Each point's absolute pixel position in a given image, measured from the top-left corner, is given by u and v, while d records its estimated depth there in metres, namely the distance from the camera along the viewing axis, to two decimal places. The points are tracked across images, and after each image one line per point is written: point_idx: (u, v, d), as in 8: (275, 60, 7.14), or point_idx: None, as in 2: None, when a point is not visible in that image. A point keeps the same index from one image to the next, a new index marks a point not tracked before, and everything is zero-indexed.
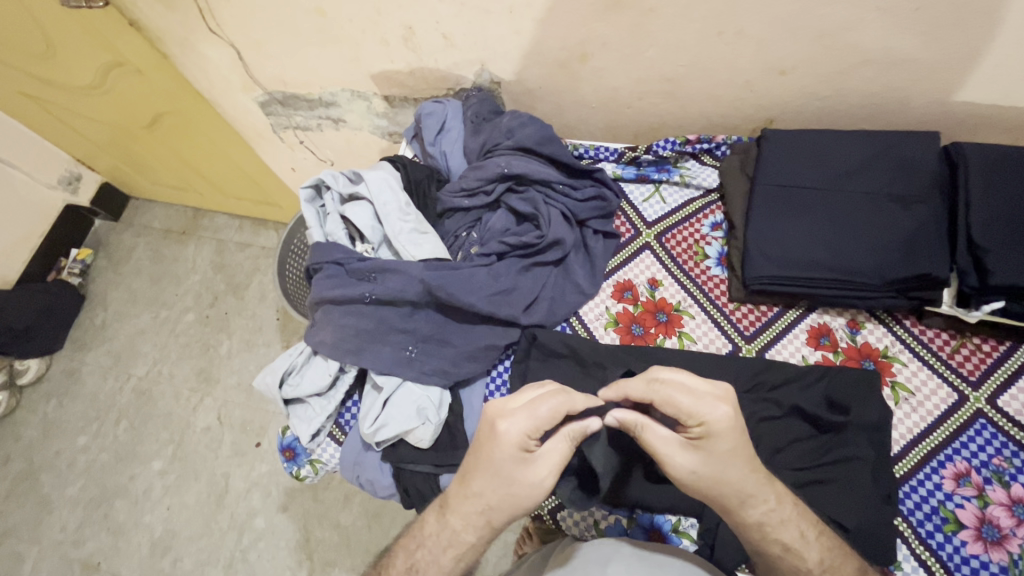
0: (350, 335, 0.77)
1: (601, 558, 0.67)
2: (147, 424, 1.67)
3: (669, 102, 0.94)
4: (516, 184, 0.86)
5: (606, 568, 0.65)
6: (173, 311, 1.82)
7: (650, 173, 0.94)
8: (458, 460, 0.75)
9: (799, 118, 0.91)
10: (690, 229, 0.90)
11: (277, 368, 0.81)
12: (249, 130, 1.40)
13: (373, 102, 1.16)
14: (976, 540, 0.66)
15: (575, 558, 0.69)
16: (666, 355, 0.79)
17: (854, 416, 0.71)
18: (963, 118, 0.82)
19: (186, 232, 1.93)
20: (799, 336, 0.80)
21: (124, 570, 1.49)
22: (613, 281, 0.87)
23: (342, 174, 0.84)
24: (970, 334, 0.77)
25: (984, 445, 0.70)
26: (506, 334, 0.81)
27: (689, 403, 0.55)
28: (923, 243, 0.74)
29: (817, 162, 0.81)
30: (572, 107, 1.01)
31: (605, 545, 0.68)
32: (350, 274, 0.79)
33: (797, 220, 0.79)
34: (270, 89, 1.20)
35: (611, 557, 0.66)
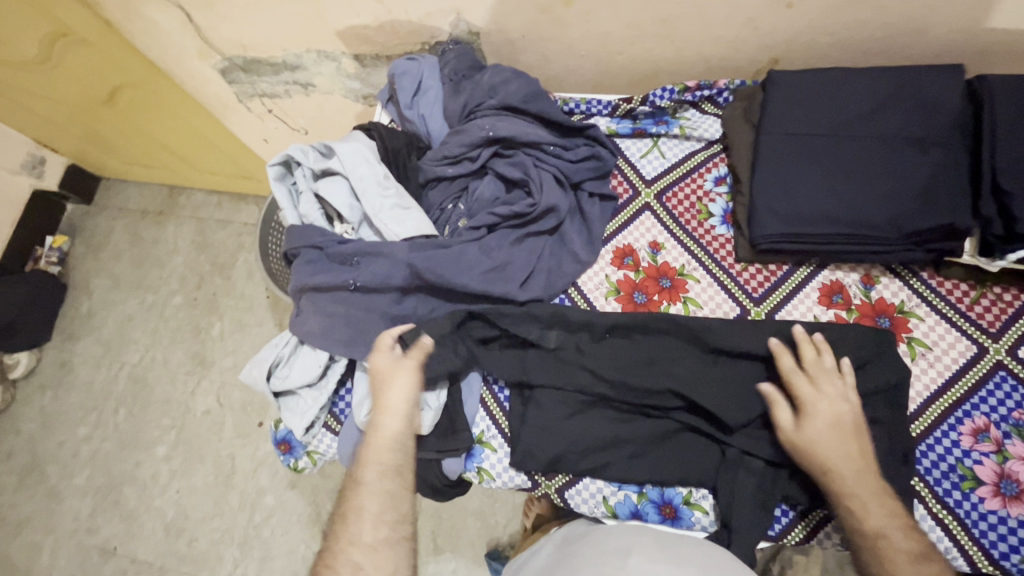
0: (339, 325, 0.73)
1: (622, 547, 0.63)
2: (146, 410, 1.65)
3: (664, 47, 0.86)
4: (502, 148, 0.79)
5: (627, 560, 0.61)
6: (159, 295, 1.76)
7: (647, 127, 0.86)
8: (460, 446, 0.72)
9: (805, 56, 0.84)
10: (692, 185, 0.83)
11: (263, 360, 0.77)
12: (214, 101, 1.30)
13: (343, 63, 1.07)
14: (995, 496, 0.65)
15: (594, 549, 0.66)
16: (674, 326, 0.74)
17: (849, 416, 0.65)
18: (986, 47, 0.75)
19: (163, 212, 1.84)
20: (811, 295, 0.76)
21: (141, 553, 1.51)
22: (612, 247, 0.81)
23: (312, 148, 0.76)
24: (991, 283, 0.73)
25: (1003, 399, 0.68)
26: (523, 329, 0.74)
27: (833, 377, 0.67)
28: (943, 188, 0.69)
29: (828, 105, 0.74)
30: (559, 57, 0.92)
31: (625, 537, 0.65)
32: (330, 259, 0.73)
33: (807, 171, 0.73)
34: (228, 55, 1.10)
35: (630, 549, 0.63)
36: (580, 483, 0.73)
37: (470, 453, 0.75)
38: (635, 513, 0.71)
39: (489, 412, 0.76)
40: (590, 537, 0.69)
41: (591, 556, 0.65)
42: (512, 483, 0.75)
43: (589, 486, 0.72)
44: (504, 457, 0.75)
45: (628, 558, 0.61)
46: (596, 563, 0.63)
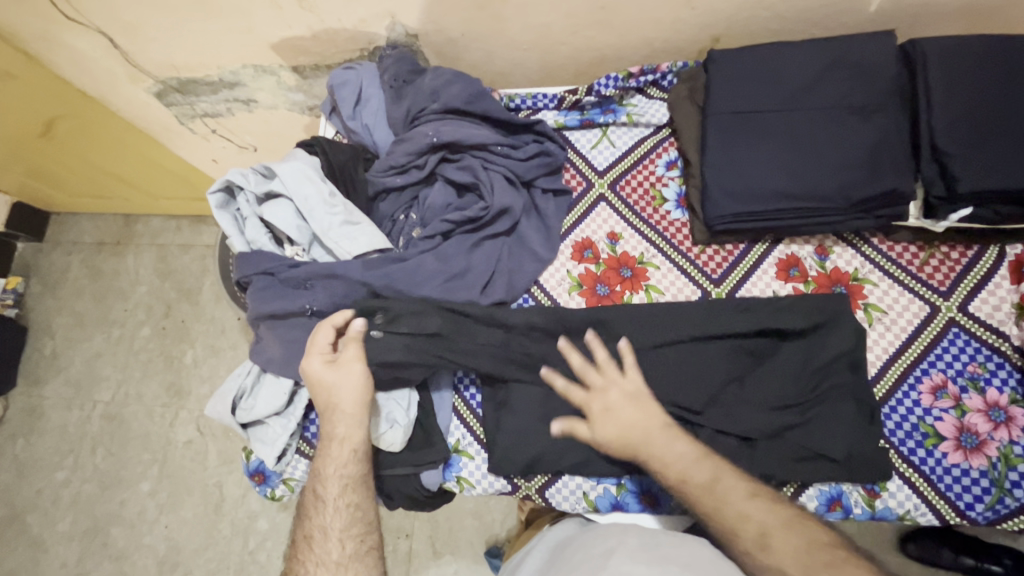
0: (301, 350, 0.72)
1: (607, 548, 0.63)
2: (125, 447, 1.60)
3: (606, 33, 0.86)
4: (449, 152, 0.77)
5: (610, 560, 0.61)
6: (126, 327, 1.71)
7: (595, 117, 0.85)
8: (437, 457, 0.72)
9: (745, 32, 0.84)
10: (644, 171, 0.83)
11: (226, 393, 0.74)
12: (154, 125, 1.25)
13: (283, 76, 1.03)
14: (957, 450, 0.67)
15: (584, 552, 0.65)
16: (634, 318, 0.73)
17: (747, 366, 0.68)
18: (916, 10, 0.76)
19: (120, 241, 1.78)
20: (768, 271, 0.77)
21: None
22: (571, 241, 0.81)
23: (253, 171, 0.73)
24: (939, 243, 0.74)
25: (958, 354, 0.70)
26: (470, 339, 0.71)
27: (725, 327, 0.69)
28: (885, 155, 0.70)
29: (768, 81, 0.75)
30: (502, 52, 0.91)
31: (611, 538, 0.65)
32: (284, 283, 0.71)
33: (754, 148, 0.74)
34: (162, 77, 1.06)
35: (614, 550, 0.62)
36: (559, 481, 0.73)
37: (448, 463, 0.75)
38: (615, 504, 0.71)
39: (463, 419, 0.76)
40: (584, 540, 0.68)
41: (580, 559, 0.64)
42: (493, 489, 0.74)
43: (568, 483, 0.73)
44: (482, 463, 0.74)
45: (611, 558, 0.61)
46: (580, 565, 0.63)
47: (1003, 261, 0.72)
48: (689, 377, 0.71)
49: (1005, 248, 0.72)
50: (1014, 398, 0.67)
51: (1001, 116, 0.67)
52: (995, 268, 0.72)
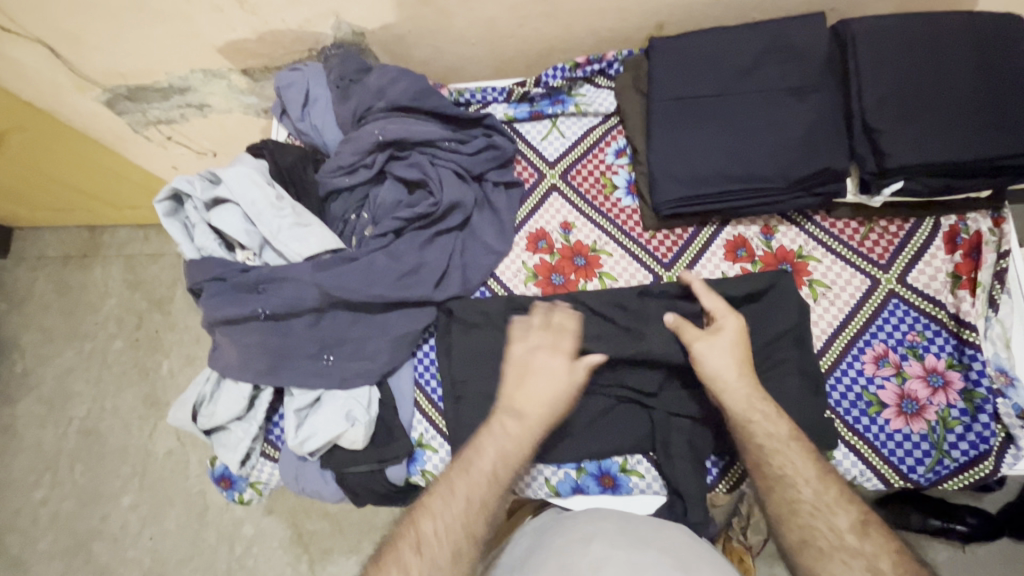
0: (257, 355, 0.72)
1: (586, 534, 0.64)
2: (104, 462, 1.59)
3: (551, 24, 0.86)
4: (397, 150, 0.77)
5: (589, 547, 0.62)
6: (98, 341, 1.68)
7: (544, 108, 0.86)
8: (399, 451, 0.74)
9: (687, 18, 0.85)
10: (593, 161, 0.84)
11: (187, 401, 0.75)
12: (108, 135, 1.23)
13: (234, 80, 1.02)
14: (898, 416, 0.69)
15: (560, 536, 0.65)
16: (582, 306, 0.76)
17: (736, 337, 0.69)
18: None
19: (87, 254, 1.74)
20: (716, 253, 0.79)
21: None
22: (525, 232, 0.82)
23: (198, 177, 0.73)
24: (877, 218, 0.76)
25: (897, 324, 0.72)
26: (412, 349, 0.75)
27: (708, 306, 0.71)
28: (820, 134, 0.72)
29: (708, 67, 0.76)
30: (451, 47, 0.91)
31: (589, 524, 0.66)
32: (235, 288, 0.71)
33: (696, 133, 0.75)
34: (109, 86, 1.04)
35: (593, 535, 0.63)
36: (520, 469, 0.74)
37: (411, 457, 0.76)
38: (576, 488, 0.73)
39: (424, 414, 0.77)
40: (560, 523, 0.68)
41: (554, 542, 0.65)
42: None
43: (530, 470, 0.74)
44: (445, 456, 0.75)
45: (590, 544, 0.62)
46: (557, 548, 0.63)
47: (938, 231, 0.75)
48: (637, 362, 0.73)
49: (940, 219, 0.75)
50: (950, 362, 0.70)
51: (927, 93, 0.69)
52: (931, 239, 0.74)
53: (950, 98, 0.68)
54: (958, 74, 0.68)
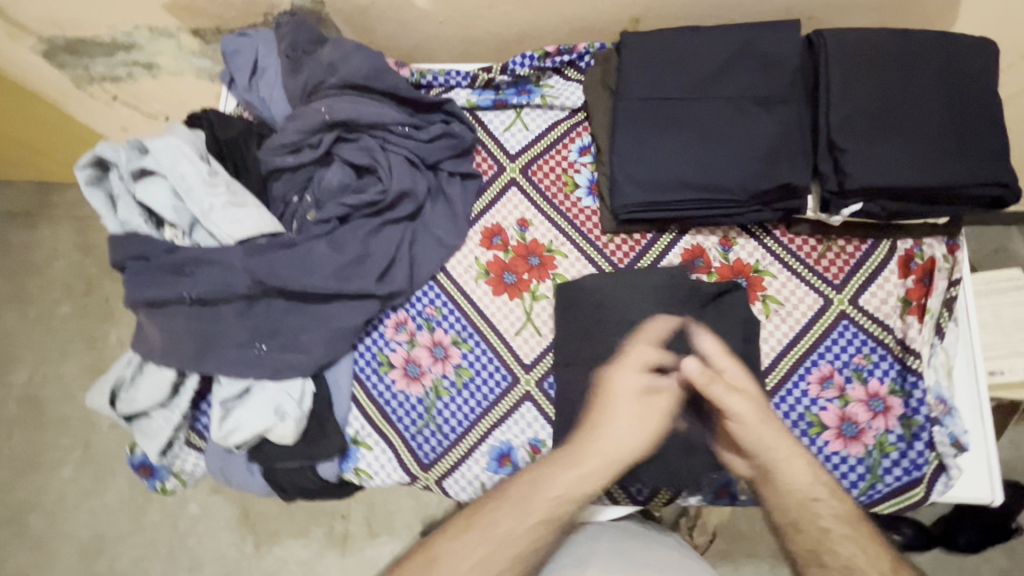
0: (182, 340, 0.68)
1: (580, 557, 0.69)
2: (43, 432, 1.43)
3: (525, 10, 0.82)
4: (346, 131, 0.73)
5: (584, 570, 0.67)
6: (42, 306, 1.51)
7: (508, 98, 0.82)
8: (331, 449, 0.71)
9: (664, 13, 0.82)
10: (556, 157, 0.80)
11: (105, 384, 0.70)
12: (47, 88, 1.14)
13: (184, 40, 0.95)
14: (838, 438, 0.69)
15: (554, 554, 0.71)
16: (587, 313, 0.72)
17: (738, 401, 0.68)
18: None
19: (33, 212, 1.56)
20: (673, 261, 0.76)
21: None
22: (480, 227, 0.78)
23: (125, 146, 0.68)
24: (836, 236, 0.75)
25: (845, 345, 0.72)
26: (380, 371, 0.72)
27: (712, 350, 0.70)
28: (785, 146, 0.70)
29: (677, 68, 0.73)
30: (419, 24, 0.86)
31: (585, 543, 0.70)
32: (159, 270, 0.67)
33: (659, 136, 0.72)
34: (45, 35, 0.96)
35: (589, 557, 0.68)
36: (457, 470, 0.72)
37: (345, 454, 0.73)
38: None
39: (362, 410, 0.74)
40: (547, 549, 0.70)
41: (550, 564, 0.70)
42: (392, 480, 0.73)
43: (466, 473, 0.72)
44: (381, 454, 0.73)
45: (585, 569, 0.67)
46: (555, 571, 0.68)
47: (893, 255, 0.74)
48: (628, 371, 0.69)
49: (897, 242, 0.74)
50: (892, 388, 0.70)
51: (895, 114, 0.67)
52: (886, 261, 0.74)
53: (919, 121, 0.66)
54: (929, 96, 0.67)
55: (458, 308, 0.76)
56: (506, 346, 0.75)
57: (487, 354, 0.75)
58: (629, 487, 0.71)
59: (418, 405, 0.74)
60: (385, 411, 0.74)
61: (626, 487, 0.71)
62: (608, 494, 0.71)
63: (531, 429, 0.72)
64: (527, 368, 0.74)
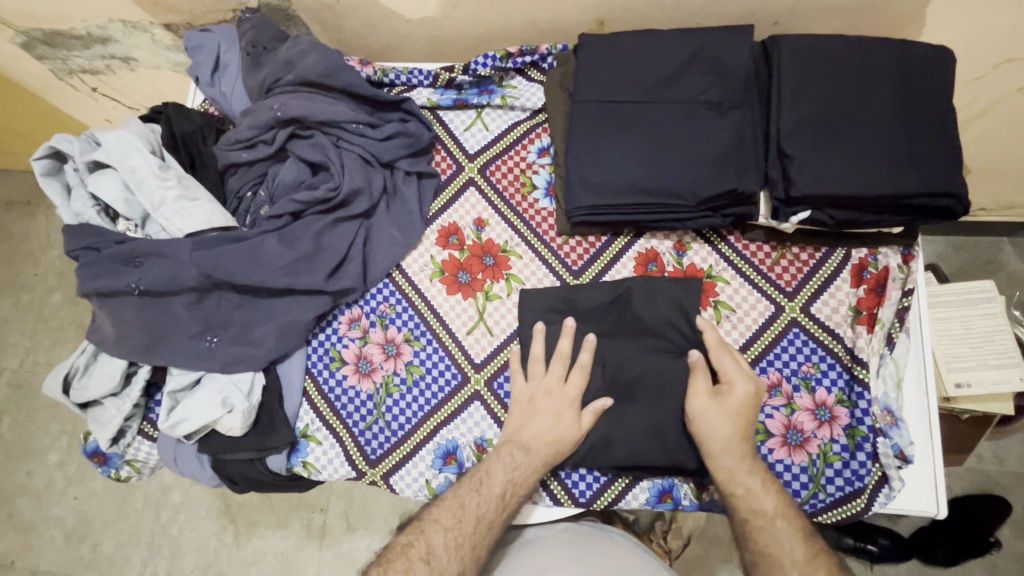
0: (132, 331, 0.69)
1: (541, 565, 0.69)
2: (32, 418, 1.41)
3: (488, 11, 0.82)
4: (301, 128, 0.73)
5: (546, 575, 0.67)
6: (36, 293, 1.49)
7: (469, 98, 0.82)
8: (280, 443, 0.71)
9: (628, 16, 0.81)
10: (514, 158, 0.81)
11: (58, 372, 0.71)
12: (29, 79, 1.15)
13: (157, 34, 0.96)
14: (782, 446, 0.69)
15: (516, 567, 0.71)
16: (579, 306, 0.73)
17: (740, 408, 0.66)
18: (794, 4, 0.77)
19: (31, 202, 1.55)
20: (627, 265, 0.76)
21: (43, 565, 1.31)
22: (437, 226, 0.79)
23: (79, 139, 0.69)
24: (790, 244, 0.75)
25: (795, 353, 0.71)
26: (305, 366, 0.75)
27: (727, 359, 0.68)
28: (737, 152, 0.69)
29: (632, 71, 0.73)
30: (385, 23, 0.86)
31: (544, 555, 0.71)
32: (108, 261, 0.67)
33: (613, 139, 0.72)
34: (22, 28, 0.97)
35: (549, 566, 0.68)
36: (404, 467, 0.73)
37: (295, 448, 0.74)
38: None
39: (313, 404, 0.75)
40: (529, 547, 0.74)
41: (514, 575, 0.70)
42: (340, 475, 0.74)
43: (413, 469, 0.72)
44: (329, 449, 0.74)
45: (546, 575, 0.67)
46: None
47: (847, 263, 0.73)
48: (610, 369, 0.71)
49: (851, 251, 0.74)
50: (840, 398, 0.69)
51: (846, 123, 0.66)
52: (839, 270, 0.73)
53: (871, 129, 0.66)
54: (883, 105, 0.66)
55: (411, 307, 0.76)
56: (457, 346, 0.75)
57: (439, 353, 0.75)
58: (572, 489, 0.72)
59: (368, 402, 0.74)
60: (335, 407, 0.75)
61: (569, 488, 0.72)
62: (551, 495, 0.72)
63: (477, 429, 0.72)
64: (477, 367, 0.74)
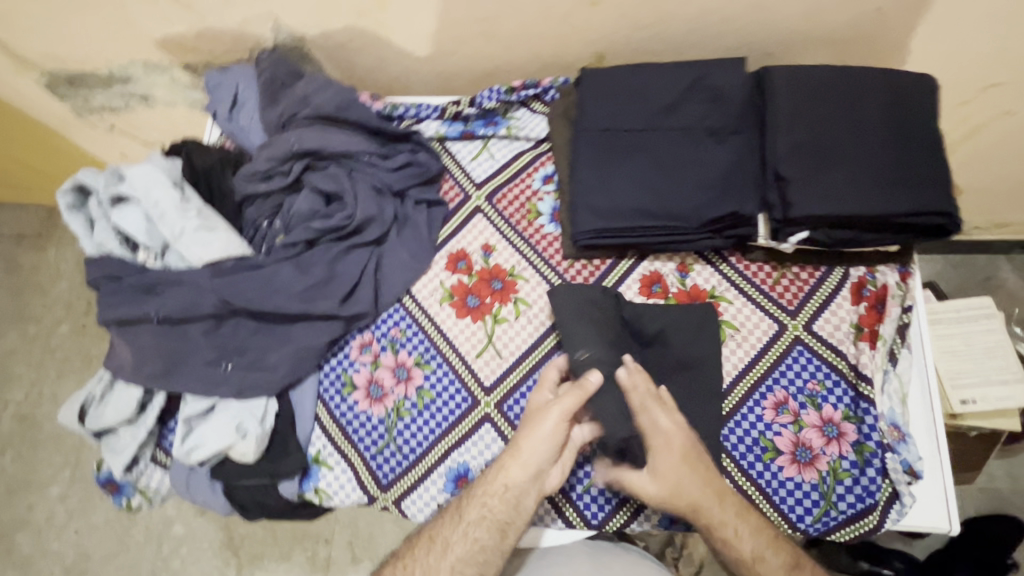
0: (149, 358, 0.70)
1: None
2: (35, 450, 1.40)
3: (494, 48, 0.87)
4: (315, 160, 0.77)
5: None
6: (43, 324, 1.51)
7: (476, 129, 0.86)
8: (292, 468, 0.72)
9: (627, 51, 0.86)
10: (520, 186, 0.83)
11: (75, 401, 0.72)
12: (48, 117, 1.19)
13: (175, 74, 1.01)
14: (792, 464, 0.69)
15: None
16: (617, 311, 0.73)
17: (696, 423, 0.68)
18: (782, 38, 0.81)
19: (41, 235, 1.58)
20: (632, 286, 0.78)
21: None
22: (446, 252, 0.81)
23: (105, 173, 0.72)
24: (790, 264, 0.77)
25: (800, 371, 0.72)
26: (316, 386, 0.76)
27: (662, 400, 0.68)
28: (735, 177, 0.72)
29: (632, 102, 0.76)
30: (395, 60, 0.91)
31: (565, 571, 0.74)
32: (129, 290, 0.70)
33: (615, 166, 0.75)
34: (47, 69, 1.02)
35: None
36: (415, 490, 0.73)
37: (307, 473, 0.74)
38: None
39: (325, 429, 0.76)
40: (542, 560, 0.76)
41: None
42: (351, 501, 0.74)
43: (424, 493, 0.73)
44: (341, 473, 0.74)
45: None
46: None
47: (846, 282, 0.75)
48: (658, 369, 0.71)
49: (850, 270, 0.76)
50: (846, 414, 0.70)
51: (837, 147, 0.69)
52: (839, 289, 0.75)
53: (862, 153, 0.69)
54: (872, 131, 0.69)
55: (422, 331, 0.78)
56: (467, 368, 0.76)
57: (449, 376, 0.76)
58: (584, 512, 0.72)
59: (379, 426, 0.75)
60: (346, 431, 0.75)
61: (582, 511, 0.72)
62: (563, 517, 0.71)
63: (488, 451, 0.73)
64: (487, 391, 0.75)
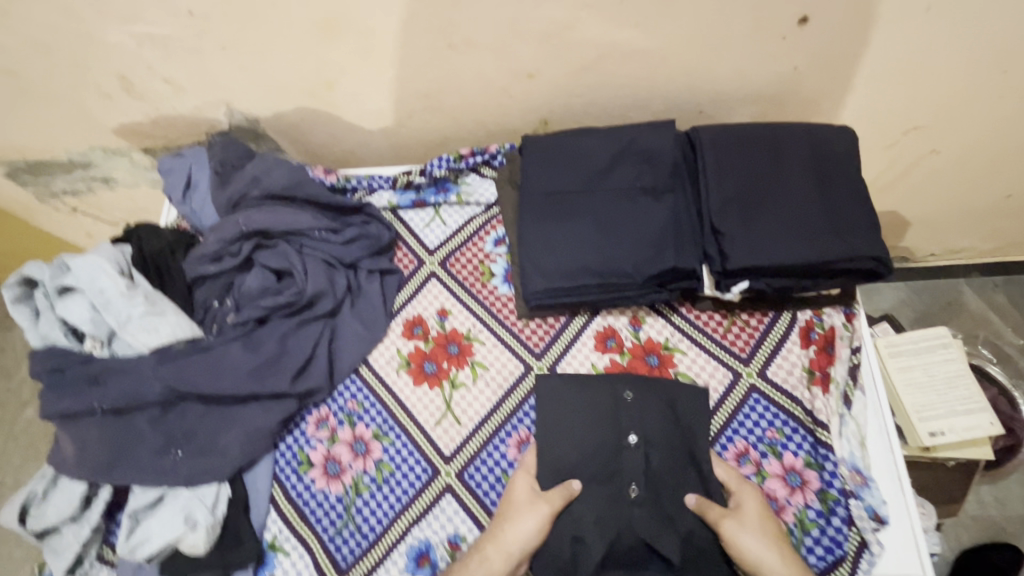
0: (92, 451, 0.68)
1: None
2: None
3: (442, 118, 0.90)
4: (265, 239, 0.78)
5: None
6: (7, 409, 1.46)
7: (427, 197, 0.88)
8: (245, 557, 0.69)
9: (569, 115, 0.89)
10: (472, 249, 0.85)
11: (14, 502, 0.69)
12: (12, 203, 1.20)
13: (135, 157, 1.03)
14: None
15: None
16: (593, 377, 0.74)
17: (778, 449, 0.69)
18: (712, 97, 0.86)
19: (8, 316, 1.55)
20: (587, 343, 0.78)
21: None
22: (401, 319, 0.81)
23: (51, 265, 0.72)
24: (739, 311, 0.78)
25: (758, 420, 0.72)
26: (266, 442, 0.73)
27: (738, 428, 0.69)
28: (674, 232, 0.75)
29: (572, 165, 0.79)
30: (348, 134, 0.94)
31: None
32: (73, 381, 0.68)
33: (559, 227, 0.77)
34: (8, 158, 1.03)
35: None
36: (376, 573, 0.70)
37: (263, 562, 0.71)
38: None
39: (281, 512, 0.73)
40: None
41: None
42: None
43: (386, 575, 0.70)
44: (298, 560, 0.71)
45: None
46: None
47: (794, 325, 0.76)
48: (610, 415, 0.72)
49: (796, 313, 0.77)
50: (808, 461, 0.70)
51: (767, 199, 0.72)
52: (788, 333, 0.76)
53: (792, 203, 0.72)
54: (798, 181, 0.73)
55: (380, 402, 0.77)
56: (426, 437, 0.75)
57: (408, 446, 0.75)
58: None
59: (338, 504, 0.73)
60: (304, 513, 0.73)
61: None
62: None
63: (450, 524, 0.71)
64: (447, 460, 0.74)
